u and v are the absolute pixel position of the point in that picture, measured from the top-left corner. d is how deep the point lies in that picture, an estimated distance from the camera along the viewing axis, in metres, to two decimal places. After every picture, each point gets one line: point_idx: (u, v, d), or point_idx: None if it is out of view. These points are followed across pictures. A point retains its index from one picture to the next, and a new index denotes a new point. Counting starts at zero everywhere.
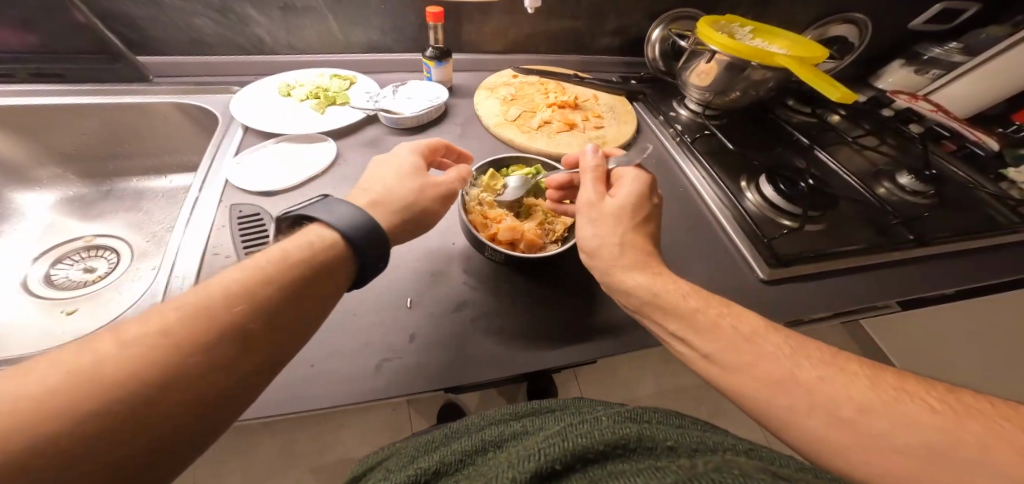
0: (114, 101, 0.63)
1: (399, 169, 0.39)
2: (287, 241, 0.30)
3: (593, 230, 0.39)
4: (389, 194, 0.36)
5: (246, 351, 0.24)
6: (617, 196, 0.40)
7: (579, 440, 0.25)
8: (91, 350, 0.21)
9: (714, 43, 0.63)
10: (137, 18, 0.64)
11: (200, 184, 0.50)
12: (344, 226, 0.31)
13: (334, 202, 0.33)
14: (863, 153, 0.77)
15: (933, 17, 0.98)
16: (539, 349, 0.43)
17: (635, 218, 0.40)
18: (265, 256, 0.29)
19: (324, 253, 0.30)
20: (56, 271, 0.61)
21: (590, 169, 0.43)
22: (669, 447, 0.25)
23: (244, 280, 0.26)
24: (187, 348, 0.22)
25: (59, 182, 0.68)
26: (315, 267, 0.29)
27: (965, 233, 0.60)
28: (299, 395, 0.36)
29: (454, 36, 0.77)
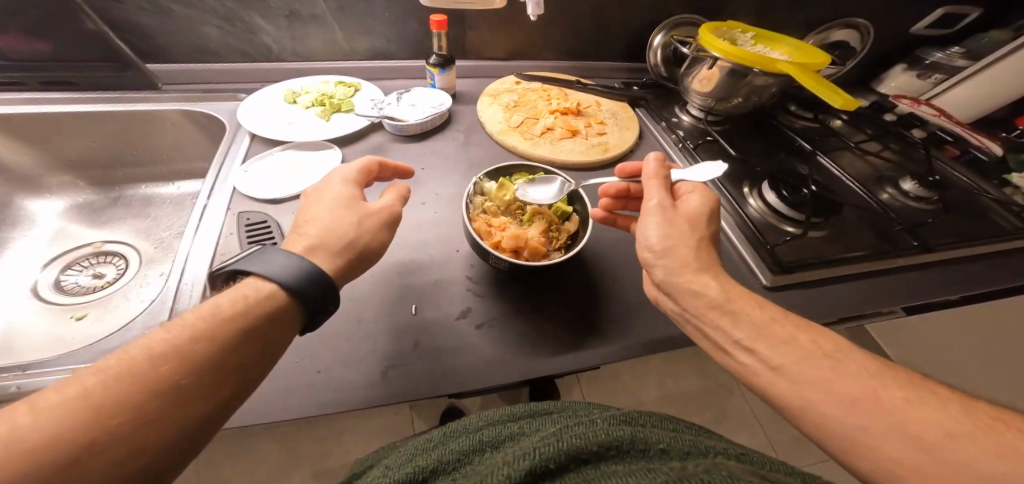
0: (123, 109, 0.64)
1: (327, 207, 0.37)
2: (224, 295, 0.30)
3: (662, 233, 0.38)
4: (318, 235, 0.35)
5: (184, 404, 0.25)
6: (689, 205, 0.41)
7: (572, 440, 0.25)
8: (8, 418, 0.21)
9: (716, 50, 0.64)
10: (147, 27, 0.66)
11: (208, 191, 0.51)
12: (284, 276, 0.31)
13: (271, 251, 0.33)
14: (866, 158, 0.77)
15: (934, 22, 0.98)
16: (542, 356, 0.43)
17: (711, 223, 0.40)
18: (208, 308, 0.29)
19: (269, 301, 0.30)
20: (66, 277, 0.62)
21: (652, 177, 0.43)
22: (661, 450, 0.25)
23: (184, 334, 0.27)
24: (115, 412, 0.23)
25: (68, 189, 0.69)
26: (259, 319, 0.29)
27: (970, 239, 0.60)
28: (305, 402, 0.37)
29: (457, 43, 0.78)
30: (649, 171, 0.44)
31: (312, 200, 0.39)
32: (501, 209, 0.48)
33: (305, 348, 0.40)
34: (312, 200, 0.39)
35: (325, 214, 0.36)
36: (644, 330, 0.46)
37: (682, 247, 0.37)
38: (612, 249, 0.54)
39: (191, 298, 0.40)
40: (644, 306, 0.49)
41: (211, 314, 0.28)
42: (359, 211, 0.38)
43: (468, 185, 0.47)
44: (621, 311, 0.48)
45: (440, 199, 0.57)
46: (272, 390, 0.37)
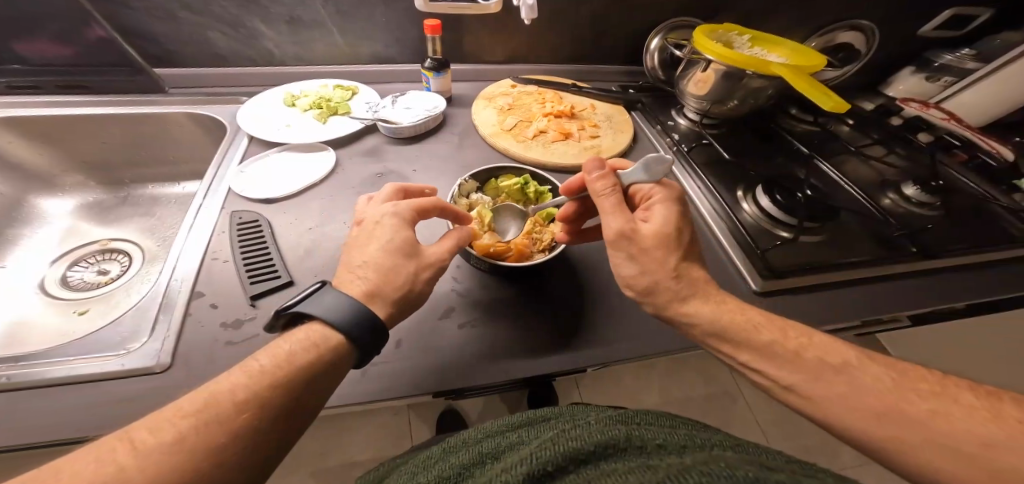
0: (131, 112, 0.67)
1: (380, 249, 0.37)
2: (292, 339, 0.32)
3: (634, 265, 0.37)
4: (372, 276, 0.36)
5: (254, 445, 0.27)
6: (651, 223, 0.38)
7: (570, 441, 0.25)
8: (112, 459, 0.23)
9: (710, 53, 0.64)
10: (156, 33, 0.68)
11: (205, 191, 0.52)
12: (348, 320, 0.33)
13: (335, 294, 0.34)
14: (868, 163, 0.76)
15: (942, 24, 0.96)
16: (525, 358, 0.43)
17: (676, 243, 0.37)
18: (278, 352, 0.31)
19: (333, 346, 0.32)
20: (72, 273, 0.64)
21: (607, 193, 0.39)
22: (659, 446, 0.25)
23: (260, 378, 0.29)
24: (205, 454, 0.25)
25: (80, 188, 0.72)
26: (323, 365, 0.31)
27: (975, 247, 0.58)
28: None
29: (454, 47, 0.79)
30: (594, 185, 0.39)
31: (364, 234, 0.39)
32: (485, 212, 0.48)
33: None
34: (365, 234, 0.39)
35: (378, 257, 0.37)
36: (629, 333, 0.46)
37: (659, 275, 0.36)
38: (600, 251, 0.54)
39: (181, 294, 0.41)
40: (631, 308, 0.49)
41: (283, 362, 0.30)
42: (416, 260, 0.38)
43: (454, 186, 0.47)
44: (606, 314, 0.48)
45: None
46: None
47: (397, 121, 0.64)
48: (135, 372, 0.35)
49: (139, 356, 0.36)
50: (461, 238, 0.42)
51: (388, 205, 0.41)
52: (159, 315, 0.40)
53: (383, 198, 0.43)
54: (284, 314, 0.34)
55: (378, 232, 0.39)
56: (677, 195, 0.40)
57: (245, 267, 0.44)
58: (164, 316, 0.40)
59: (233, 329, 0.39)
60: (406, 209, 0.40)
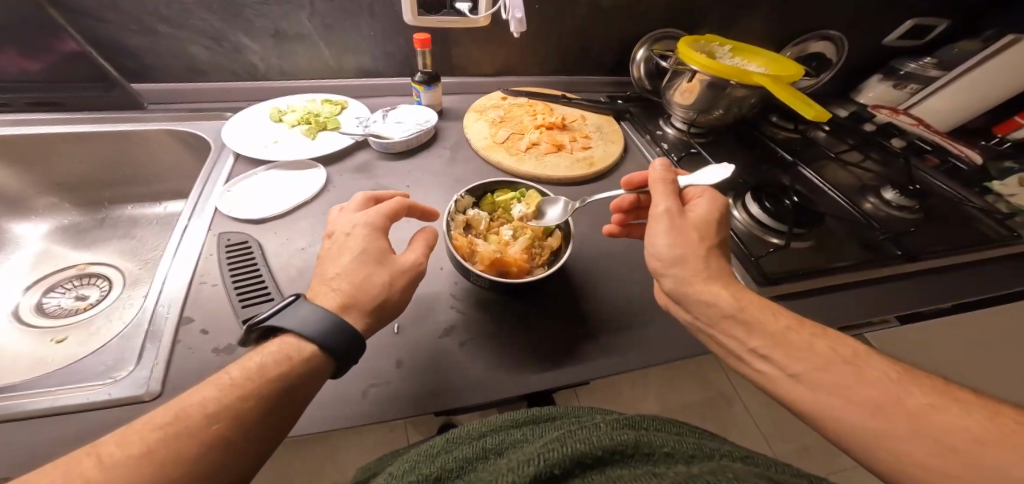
0: (107, 129, 0.64)
1: (351, 260, 0.37)
2: (265, 353, 0.32)
3: (670, 243, 0.37)
4: (344, 287, 0.35)
5: (223, 458, 0.27)
6: (697, 210, 0.39)
7: (578, 444, 0.25)
8: (79, 473, 0.23)
9: (694, 63, 0.65)
10: (133, 47, 0.66)
11: (189, 212, 0.50)
12: (319, 331, 0.32)
13: (305, 305, 0.33)
14: (848, 168, 0.79)
15: (905, 33, 1.01)
16: (528, 373, 0.43)
17: (719, 231, 0.39)
18: (254, 363, 0.31)
19: (307, 357, 0.32)
20: (48, 300, 0.60)
21: (660, 181, 0.42)
22: (666, 453, 0.25)
23: (230, 390, 0.29)
24: (169, 468, 0.25)
25: (53, 211, 0.68)
26: (297, 376, 0.31)
27: (954, 249, 0.60)
28: None
29: (443, 60, 0.79)
30: (655, 174, 0.43)
31: (336, 247, 0.39)
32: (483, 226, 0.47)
33: None
34: (338, 245, 0.39)
35: (349, 269, 0.36)
36: (631, 345, 0.46)
37: (694, 257, 0.36)
38: (598, 263, 0.55)
39: (169, 319, 0.39)
40: (632, 320, 0.49)
41: (256, 375, 0.30)
42: (389, 268, 0.37)
43: (450, 201, 0.46)
44: (608, 326, 0.48)
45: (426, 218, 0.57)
46: None
47: (388, 137, 0.63)
48: (124, 401, 0.33)
49: (127, 384, 0.34)
50: (432, 240, 0.42)
51: (360, 214, 0.41)
52: (145, 342, 0.38)
53: (355, 207, 0.43)
54: (257, 329, 0.34)
55: (350, 242, 0.38)
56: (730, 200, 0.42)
57: (235, 290, 0.42)
58: (151, 343, 0.38)
59: (226, 354, 0.38)
60: (377, 218, 0.40)
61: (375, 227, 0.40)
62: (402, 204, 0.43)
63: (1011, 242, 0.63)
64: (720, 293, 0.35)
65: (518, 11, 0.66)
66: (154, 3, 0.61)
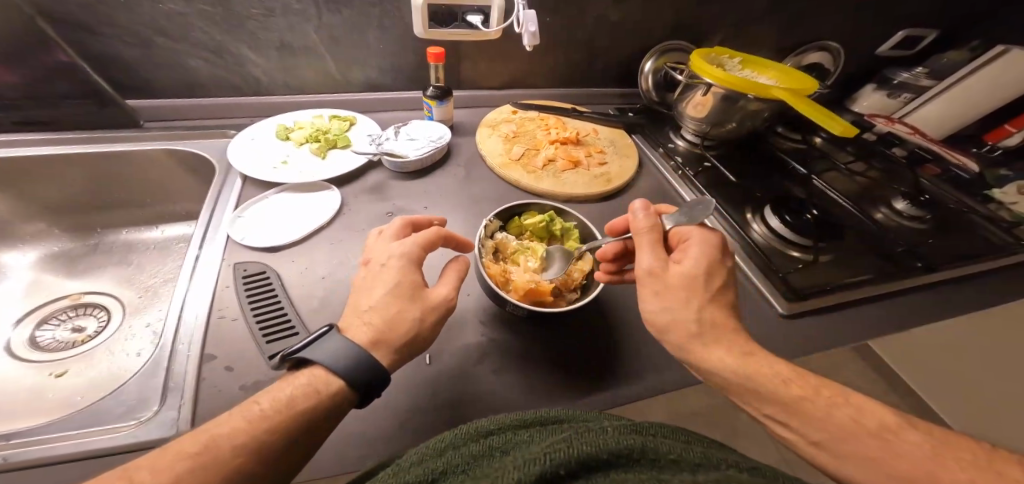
0: (103, 150, 0.61)
1: (384, 295, 0.35)
2: (295, 384, 0.30)
3: (662, 306, 0.35)
4: (376, 323, 0.33)
5: None
6: (682, 264, 0.37)
7: (583, 445, 0.24)
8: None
9: (709, 76, 0.65)
10: (129, 63, 0.62)
11: (200, 240, 0.48)
12: (351, 368, 0.30)
13: (340, 339, 0.32)
14: (854, 178, 0.80)
15: (898, 43, 1.01)
16: (568, 400, 0.42)
17: (708, 286, 0.36)
18: (282, 393, 0.29)
19: (337, 393, 0.30)
20: (41, 333, 0.57)
21: (643, 231, 0.38)
22: (671, 461, 0.25)
23: (255, 421, 0.27)
24: None
25: (43, 237, 0.64)
26: (326, 411, 0.29)
27: (969, 259, 0.62)
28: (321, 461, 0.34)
29: (452, 74, 0.78)
30: (637, 223, 0.39)
31: (370, 276, 0.37)
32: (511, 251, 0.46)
33: None
34: (371, 275, 0.37)
35: (382, 304, 0.34)
36: (666, 367, 0.46)
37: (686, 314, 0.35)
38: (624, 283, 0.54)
39: (189, 355, 0.37)
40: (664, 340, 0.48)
41: (282, 407, 0.28)
42: (420, 303, 0.35)
43: (479, 227, 0.45)
44: (641, 349, 0.47)
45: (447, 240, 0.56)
46: None
47: (402, 155, 0.61)
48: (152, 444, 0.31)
49: (156, 426, 0.32)
50: (464, 271, 0.39)
51: (396, 244, 0.38)
52: (166, 381, 0.35)
53: (393, 233, 0.40)
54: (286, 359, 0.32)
55: (383, 275, 0.36)
56: (718, 243, 0.39)
57: (256, 323, 0.40)
58: (173, 382, 0.35)
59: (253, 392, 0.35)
60: (412, 247, 0.37)
61: (409, 258, 0.37)
62: (440, 232, 0.40)
63: (1021, 249, 0.65)
64: (719, 348, 0.34)
65: (532, 24, 0.65)
66: (151, 16, 0.58)
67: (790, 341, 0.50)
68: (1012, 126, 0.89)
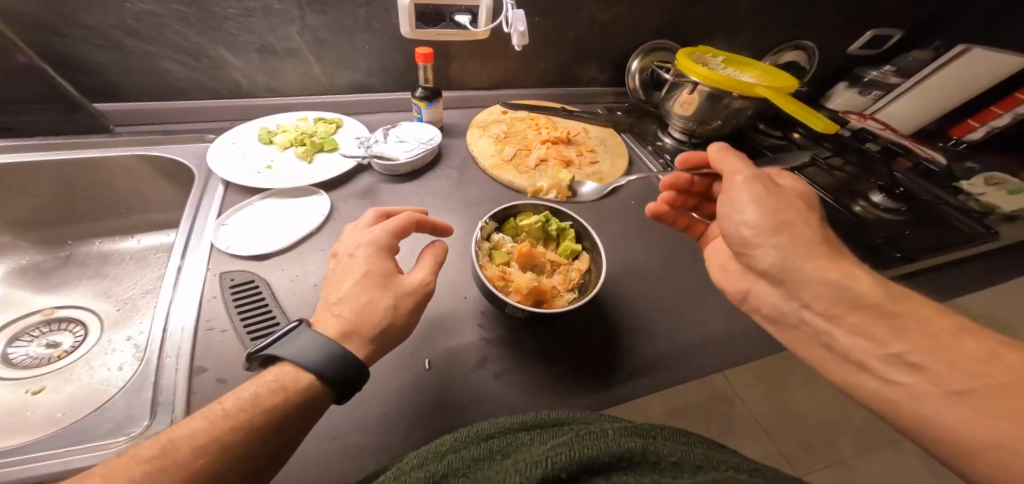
0: (74, 157, 0.57)
1: (357, 286, 0.34)
2: (259, 382, 0.29)
3: (761, 210, 0.36)
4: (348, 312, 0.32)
5: None
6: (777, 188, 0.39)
7: (585, 449, 0.24)
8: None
9: (695, 75, 0.66)
10: (98, 66, 0.59)
11: (182, 250, 0.46)
12: (314, 360, 0.29)
13: (305, 332, 0.31)
14: (833, 172, 0.83)
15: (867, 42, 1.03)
16: (572, 400, 0.42)
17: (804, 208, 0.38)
18: (246, 391, 0.28)
19: (302, 387, 0.29)
20: (13, 351, 0.53)
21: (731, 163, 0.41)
22: (673, 463, 0.25)
23: (215, 422, 0.26)
24: None
25: (8, 251, 0.60)
26: (293, 406, 0.28)
27: (943, 248, 0.65)
28: (321, 474, 0.33)
29: (441, 75, 0.77)
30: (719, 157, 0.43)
31: (340, 269, 0.36)
32: (493, 247, 0.46)
33: None
34: (342, 267, 0.36)
35: (353, 295, 0.33)
36: (665, 363, 0.46)
37: (789, 223, 0.35)
38: (620, 282, 0.54)
39: (177, 367, 0.35)
40: (662, 337, 0.49)
41: (246, 405, 0.27)
42: (392, 289, 0.34)
43: (476, 230, 0.44)
44: (642, 346, 0.48)
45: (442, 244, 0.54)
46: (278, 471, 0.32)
47: (393, 158, 0.60)
48: None
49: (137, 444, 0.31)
50: (440, 256, 0.38)
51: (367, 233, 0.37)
52: (155, 397, 0.34)
53: (366, 224, 0.40)
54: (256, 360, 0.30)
55: (353, 266, 0.35)
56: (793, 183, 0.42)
57: (247, 334, 0.38)
58: (163, 395, 0.34)
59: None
60: (382, 235, 0.37)
61: (379, 246, 0.36)
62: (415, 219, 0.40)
63: (987, 238, 0.69)
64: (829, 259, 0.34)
65: (521, 24, 0.64)
66: (121, 15, 0.55)
67: None
68: (974, 121, 0.94)
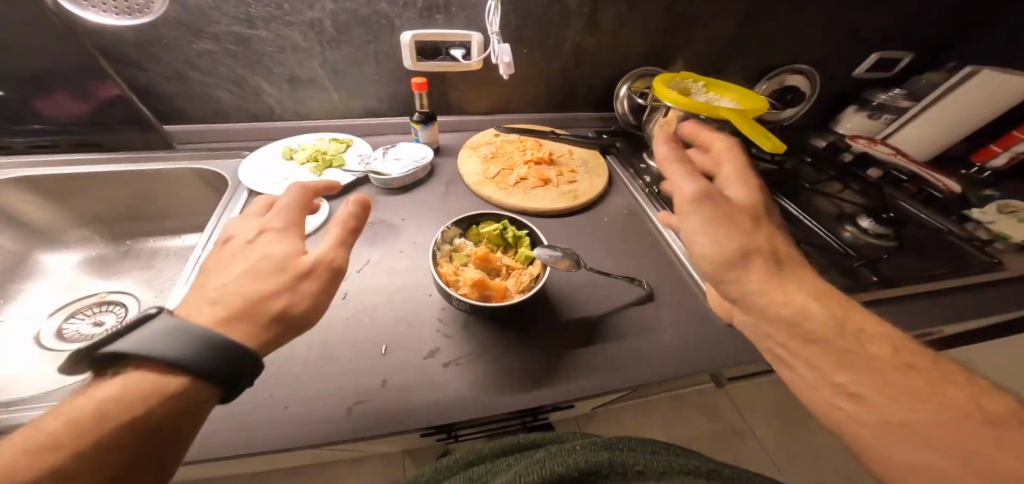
0: (139, 168, 0.70)
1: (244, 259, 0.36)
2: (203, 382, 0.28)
3: None
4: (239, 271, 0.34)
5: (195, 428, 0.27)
6: None
7: (556, 468, 0.28)
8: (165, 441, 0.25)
9: (667, 99, 0.71)
10: (167, 93, 0.73)
11: (205, 243, 0.56)
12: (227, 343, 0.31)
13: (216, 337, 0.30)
14: (827, 197, 0.82)
15: (871, 66, 1.01)
16: (512, 392, 0.45)
17: None
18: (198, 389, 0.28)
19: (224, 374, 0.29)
20: (68, 325, 0.63)
21: None
22: (637, 471, 0.29)
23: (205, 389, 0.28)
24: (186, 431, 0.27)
25: (85, 243, 0.73)
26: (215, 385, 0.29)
27: (932, 277, 0.63)
28: (270, 435, 0.38)
29: (441, 102, 0.86)
30: None
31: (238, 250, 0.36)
32: (452, 250, 0.52)
33: (275, 384, 0.42)
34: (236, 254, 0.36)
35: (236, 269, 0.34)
36: (604, 365, 0.49)
37: None
38: (578, 291, 0.58)
39: None
40: (611, 345, 0.51)
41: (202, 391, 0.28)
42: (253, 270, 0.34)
43: (438, 232, 0.51)
44: (590, 350, 0.50)
45: (418, 248, 0.60)
46: (241, 428, 0.38)
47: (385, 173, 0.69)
48: None
49: None
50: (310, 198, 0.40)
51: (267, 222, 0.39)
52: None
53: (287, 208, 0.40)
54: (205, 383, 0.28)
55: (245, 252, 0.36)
56: None
57: None
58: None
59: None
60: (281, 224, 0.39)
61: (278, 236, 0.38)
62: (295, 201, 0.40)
63: (993, 268, 0.65)
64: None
65: (506, 56, 0.72)
66: (186, 53, 0.69)
67: (738, 349, 0.52)
68: (997, 146, 0.89)
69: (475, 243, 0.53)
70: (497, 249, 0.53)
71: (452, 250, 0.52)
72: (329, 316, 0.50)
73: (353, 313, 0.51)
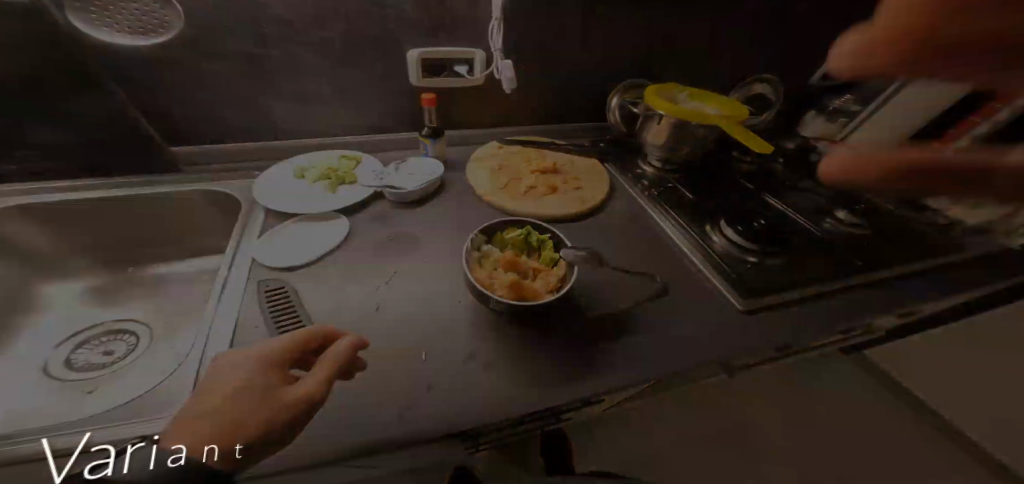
0: (147, 192, 0.69)
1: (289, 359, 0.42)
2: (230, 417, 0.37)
3: None
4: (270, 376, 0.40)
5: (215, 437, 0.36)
6: None
7: None
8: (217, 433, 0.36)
9: (661, 109, 0.76)
10: (172, 116, 0.73)
11: (229, 263, 0.55)
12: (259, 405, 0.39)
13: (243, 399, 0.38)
14: (805, 194, 0.89)
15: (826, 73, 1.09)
16: (552, 388, 0.47)
17: None
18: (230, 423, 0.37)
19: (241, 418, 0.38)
20: (76, 356, 0.60)
21: None
22: None
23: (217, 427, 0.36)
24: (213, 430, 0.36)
25: (86, 272, 0.71)
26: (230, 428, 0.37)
27: (906, 259, 0.70)
28: (327, 445, 0.38)
29: (445, 117, 0.89)
30: None
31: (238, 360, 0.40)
32: (482, 258, 0.54)
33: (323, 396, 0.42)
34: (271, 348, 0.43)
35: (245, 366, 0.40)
36: (632, 357, 0.52)
37: None
38: (597, 290, 0.61)
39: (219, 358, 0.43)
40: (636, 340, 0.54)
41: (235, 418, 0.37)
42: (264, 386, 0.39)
43: (466, 241, 0.53)
44: (618, 344, 0.53)
45: (440, 258, 0.62)
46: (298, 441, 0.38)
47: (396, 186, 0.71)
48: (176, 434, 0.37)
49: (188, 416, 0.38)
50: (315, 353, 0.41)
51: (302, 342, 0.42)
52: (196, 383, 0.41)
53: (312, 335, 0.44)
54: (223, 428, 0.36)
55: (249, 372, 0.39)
56: None
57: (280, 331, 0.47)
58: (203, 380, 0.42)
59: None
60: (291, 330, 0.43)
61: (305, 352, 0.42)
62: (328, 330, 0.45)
63: (955, 249, 0.74)
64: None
65: (509, 71, 0.76)
66: (195, 75, 0.69)
67: (750, 332, 0.56)
68: None
69: (501, 248, 0.56)
70: (523, 253, 0.55)
71: (481, 258, 0.54)
72: (364, 327, 0.50)
73: (388, 323, 0.51)
